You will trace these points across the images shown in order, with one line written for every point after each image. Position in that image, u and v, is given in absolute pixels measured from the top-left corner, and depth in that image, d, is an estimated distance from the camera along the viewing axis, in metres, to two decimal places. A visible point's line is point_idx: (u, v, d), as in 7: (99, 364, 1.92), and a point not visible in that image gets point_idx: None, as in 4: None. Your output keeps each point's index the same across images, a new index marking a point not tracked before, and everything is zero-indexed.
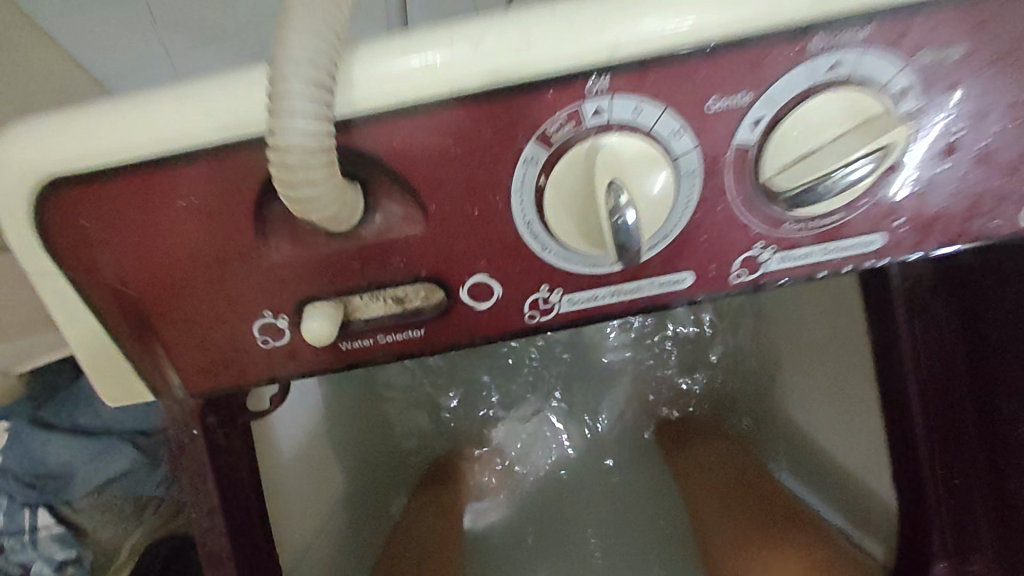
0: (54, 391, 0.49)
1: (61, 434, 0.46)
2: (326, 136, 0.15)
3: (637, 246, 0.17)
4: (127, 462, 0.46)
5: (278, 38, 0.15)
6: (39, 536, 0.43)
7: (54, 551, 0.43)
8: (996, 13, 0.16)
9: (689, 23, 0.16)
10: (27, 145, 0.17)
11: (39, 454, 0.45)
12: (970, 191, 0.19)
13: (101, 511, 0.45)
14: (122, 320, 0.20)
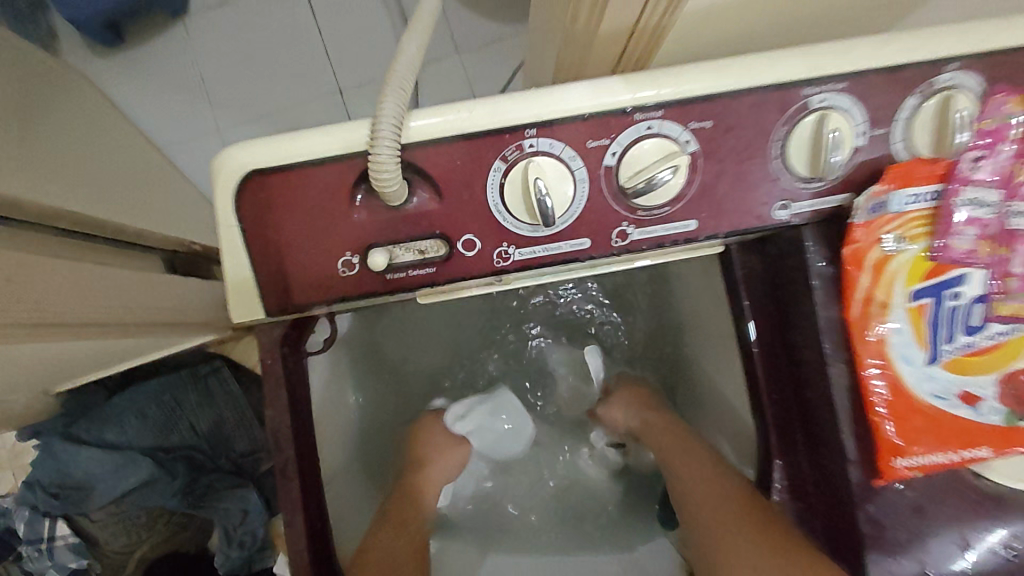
0: (80, 412, 0.91)
1: (80, 452, 0.89)
2: (396, 149, 0.31)
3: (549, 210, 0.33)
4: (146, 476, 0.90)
5: (377, 102, 0.31)
6: (56, 540, 0.89)
7: (64, 553, 0.89)
8: (724, 105, 0.33)
9: (575, 103, 0.32)
10: (235, 154, 0.33)
11: (65, 468, 0.89)
12: (736, 197, 0.35)
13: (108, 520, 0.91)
14: (262, 256, 0.35)
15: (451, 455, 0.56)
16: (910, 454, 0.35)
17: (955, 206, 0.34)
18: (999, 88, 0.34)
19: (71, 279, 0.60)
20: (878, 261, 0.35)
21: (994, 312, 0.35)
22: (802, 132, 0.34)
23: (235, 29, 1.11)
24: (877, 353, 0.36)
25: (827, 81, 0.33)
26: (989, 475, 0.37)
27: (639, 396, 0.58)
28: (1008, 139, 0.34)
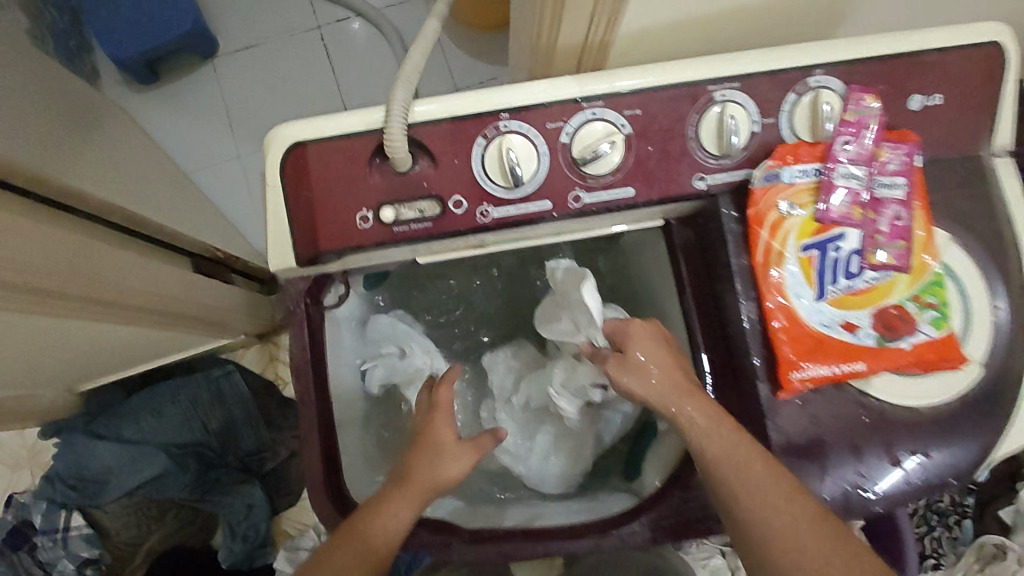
0: (96, 409, 1.10)
1: (86, 446, 1.05)
2: (404, 122, 0.42)
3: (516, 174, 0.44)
4: (160, 472, 1.06)
5: (391, 89, 0.43)
6: (69, 530, 1.05)
7: (81, 542, 1.05)
8: (648, 98, 0.45)
9: (537, 96, 0.44)
10: (283, 132, 0.45)
11: (76, 459, 1.05)
12: (664, 170, 0.46)
13: (124, 514, 1.08)
14: (296, 211, 0.46)
15: (436, 463, 0.48)
16: (806, 370, 0.45)
17: (830, 179, 0.45)
18: (856, 90, 0.45)
19: (109, 263, 0.71)
20: (775, 220, 0.46)
21: (867, 261, 0.46)
22: (709, 118, 0.45)
23: (257, 69, 1.25)
24: (777, 292, 0.46)
25: (724, 81, 0.45)
26: (874, 393, 0.47)
27: (661, 364, 0.48)
28: (867, 130, 0.45)
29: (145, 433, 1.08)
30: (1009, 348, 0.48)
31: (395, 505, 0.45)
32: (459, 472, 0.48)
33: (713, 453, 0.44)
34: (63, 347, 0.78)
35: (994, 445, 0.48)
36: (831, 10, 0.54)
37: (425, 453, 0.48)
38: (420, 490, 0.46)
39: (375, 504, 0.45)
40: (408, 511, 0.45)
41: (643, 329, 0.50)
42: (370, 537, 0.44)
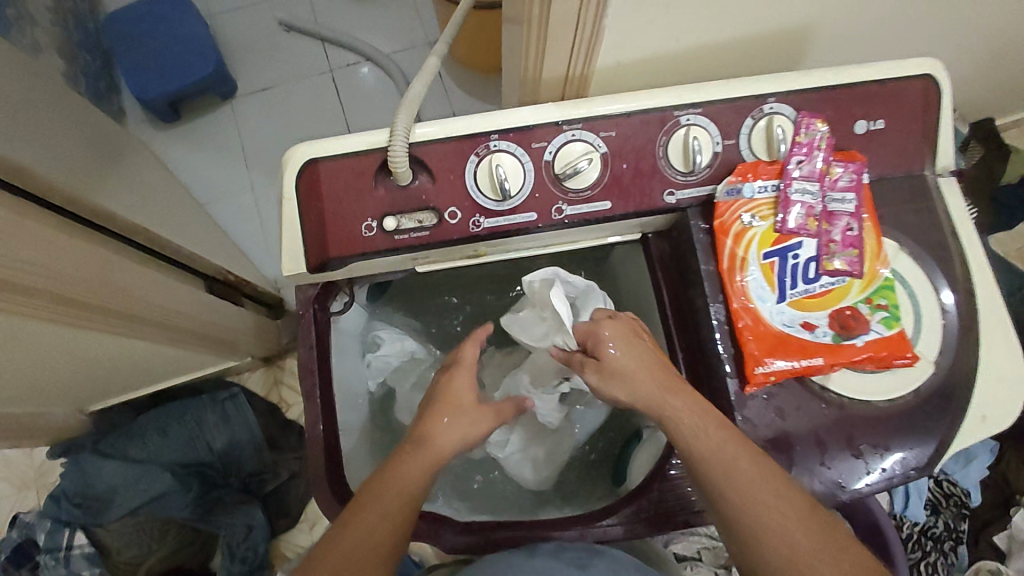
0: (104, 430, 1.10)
1: (94, 463, 1.05)
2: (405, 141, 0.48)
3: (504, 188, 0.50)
4: (165, 488, 1.05)
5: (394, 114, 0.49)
6: (72, 550, 1.03)
7: (83, 562, 1.02)
8: (621, 123, 0.51)
9: (522, 120, 0.51)
10: (298, 150, 0.51)
11: (84, 476, 1.05)
12: (636, 185, 0.52)
13: (127, 534, 1.05)
14: (309, 220, 0.51)
15: (448, 424, 0.51)
16: (770, 364, 0.49)
17: (788, 193, 0.50)
18: (806, 115, 0.51)
19: (132, 279, 0.77)
20: (738, 230, 0.51)
21: (823, 267, 0.50)
22: (676, 139, 0.51)
23: (272, 108, 1.34)
24: (741, 294, 0.51)
25: (689, 107, 0.51)
26: (832, 388, 0.51)
27: (638, 362, 0.50)
28: (817, 150, 0.51)
29: (152, 450, 1.08)
30: (958, 350, 0.52)
31: (411, 466, 0.48)
32: (474, 430, 0.52)
33: (702, 455, 0.45)
34: (83, 363, 0.83)
35: (949, 439, 0.51)
36: (786, 48, 0.60)
37: (440, 415, 0.52)
38: (435, 451, 0.49)
39: (389, 470, 0.48)
40: (424, 469, 0.48)
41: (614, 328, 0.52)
42: (386, 502, 0.46)
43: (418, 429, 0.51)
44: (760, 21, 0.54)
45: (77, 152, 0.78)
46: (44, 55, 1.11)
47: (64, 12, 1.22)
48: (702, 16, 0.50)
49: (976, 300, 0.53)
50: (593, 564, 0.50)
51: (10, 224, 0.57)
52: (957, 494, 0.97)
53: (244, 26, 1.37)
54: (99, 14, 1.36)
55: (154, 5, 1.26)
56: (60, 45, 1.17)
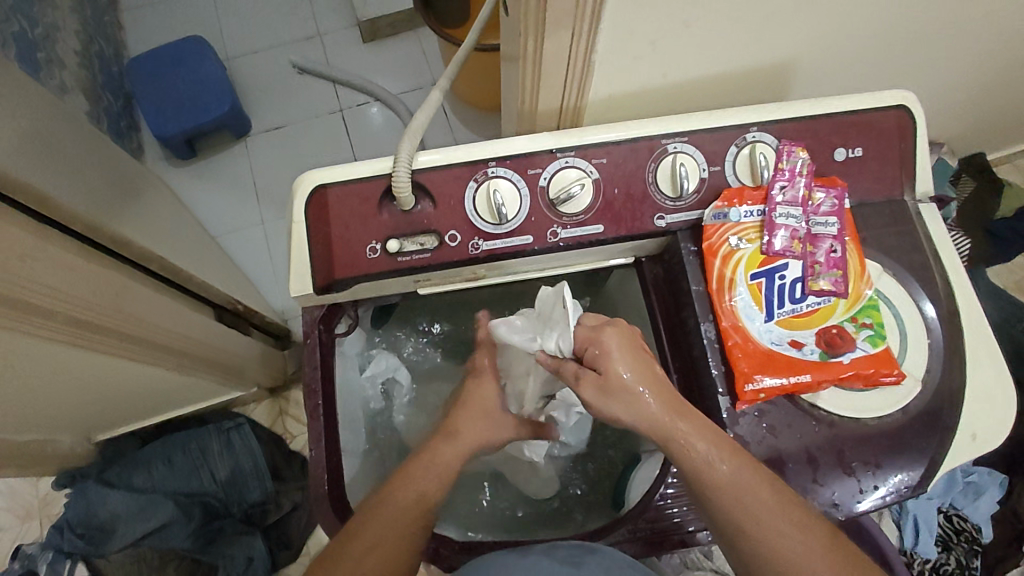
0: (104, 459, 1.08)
1: (96, 492, 1.02)
2: (409, 168, 0.52)
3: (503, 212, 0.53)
4: (167, 518, 1.04)
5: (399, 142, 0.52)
6: None
7: None
8: (612, 151, 0.54)
9: (519, 148, 0.54)
10: (308, 178, 0.54)
11: (85, 507, 1.01)
12: (627, 210, 0.55)
13: (126, 566, 1.01)
14: (316, 244, 0.54)
15: (475, 423, 0.56)
16: (761, 380, 0.50)
17: (773, 217, 0.53)
18: (787, 144, 0.55)
19: (145, 305, 0.79)
20: (726, 252, 0.53)
21: (809, 287, 0.52)
22: (664, 165, 0.54)
23: (283, 146, 1.39)
24: (731, 313, 0.52)
25: (675, 136, 0.55)
26: (824, 406, 0.51)
27: (644, 375, 0.47)
28: (799, 175, 0.54)
29: (155, 478, 1.07)
30: (944, 368, 0.53)
31: (445, 454, 0.52)
32: (496, 430, 0.57)
33: (706, 475, 0.45)
34: (94, 389, 0.85)
35: (940, 458, 0.51)
36: (768, 83, 0.64)
37: (470, 413, 0.56)
38: (467, 442, 0.54)
39: (425, 456, 0.52)
40: (454, 459, 0.52)
41: (619, 336, 0.48)
42: (419, 487, 0.49)
43: (449, 424, 0.55)
44: (740, 58, 0.57)
45: (98, 185, 0.83)
46: (70, 96, 1.17)
47: (90, 57, 1.29)
48: (685, 54, 0.54)
49: (960, 320, 0.54)
50: (585, 561, 0.50)
51: (34, 249, 0.60)
52: (969, 530, 0.95)
53: (259, 69, 1.44)
54: (123, 59, 1.43)
55: (175, 50, 1.33)
56: (85, 87, 1.23)
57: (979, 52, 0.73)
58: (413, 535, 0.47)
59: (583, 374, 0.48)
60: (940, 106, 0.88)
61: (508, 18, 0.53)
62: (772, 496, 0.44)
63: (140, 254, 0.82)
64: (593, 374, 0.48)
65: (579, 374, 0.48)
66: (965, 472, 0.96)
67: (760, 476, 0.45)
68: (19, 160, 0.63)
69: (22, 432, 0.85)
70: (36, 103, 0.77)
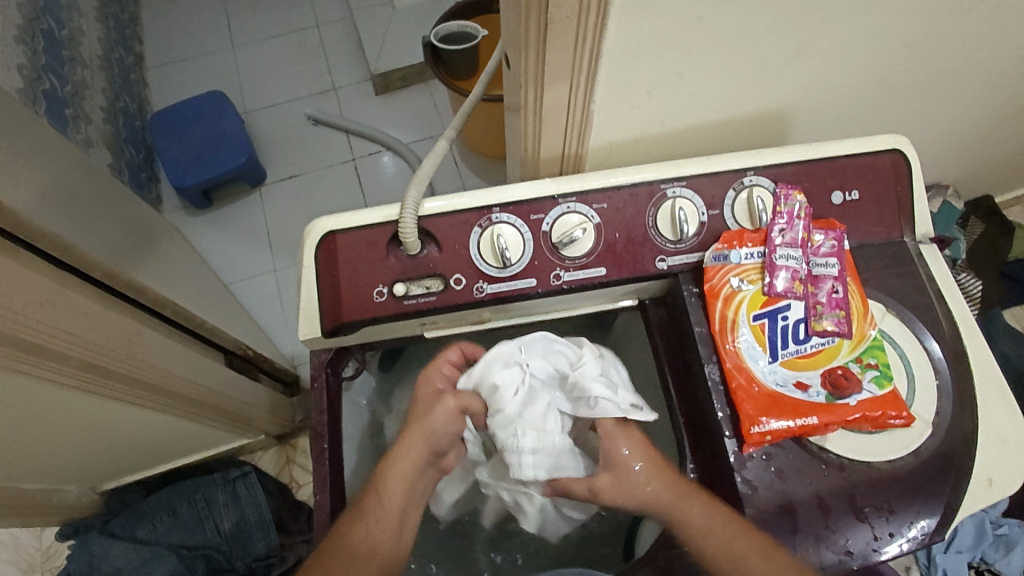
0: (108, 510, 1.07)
1: (104, 543, 0.99)
2: (415, 213, 0.53)
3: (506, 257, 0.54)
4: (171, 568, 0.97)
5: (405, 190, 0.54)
6: None
7: None
8: (613, 196, 0.56)
9: (522, 194, 0.55)
10: (317, 225, 0.56)
11: (91, 560, 0.98)
12: (630, 253, 0.56)
13: None
14: (324, 289, 0.55)
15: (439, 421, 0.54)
16: (768, 422, 0.49)
17: (773, 259, 0.54)
18: (784, 187, 0.56)
19: (158, 350, 0.80)
20: (728, 293, 0.54)
21: (813, 328, 0.52)
22: (664, 209, 0.56)
23: (297, 195, 1.43)
24: (734, 354, 0.52)
25: (674, 181, 0.56)
26: (832, 448, 0.50)
27: (655, 478, 0.52)
28: (797, 218, 0.55)
29: (159, 530, 1.02)
30: (954, 411, 0.52)
31: (401, 467, 0.52)
32: (451, 413, 0.54)
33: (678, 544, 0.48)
34: (101, 437, 0.86)
35: (954, 505, 0.50)
36: (764, 131, 0.66)
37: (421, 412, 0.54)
38: (419, 442, 0.53)
39: (385, 472, 0.52)
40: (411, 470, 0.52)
41: (630, 439, 0.54)
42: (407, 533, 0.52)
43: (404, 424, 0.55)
44: (736, 107, 0.60)
45: (118, 234, 0.86)
46: (94, 149, 1.22)
47: (116, 112, 1.35)
48: (680, 103, 0.56)
49: (967, 361, 0.54)
50: None
51: (51, 296, 0.62)
52: None
53: (276, 122, 1.50)
54: (147, 113, 1.50)
55: (196, 105, 1.39)
56: (109, 140, 1.29)
57: (973, 98, 0.75)
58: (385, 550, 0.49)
59: (596, 485, 0.53)
60: (939, 150, 0.89)
61: (510, 71, 0.55)
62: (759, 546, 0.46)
63: (157, 300, 0.84)
64: (604, 481, 0.53)
65: (595, 488, 0.53)
66: (993, 523, 0.92)
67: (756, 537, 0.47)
68: (42, 211, 0.65)
69: (27, 479, 0.85)
70: (62, 157, 0.81)
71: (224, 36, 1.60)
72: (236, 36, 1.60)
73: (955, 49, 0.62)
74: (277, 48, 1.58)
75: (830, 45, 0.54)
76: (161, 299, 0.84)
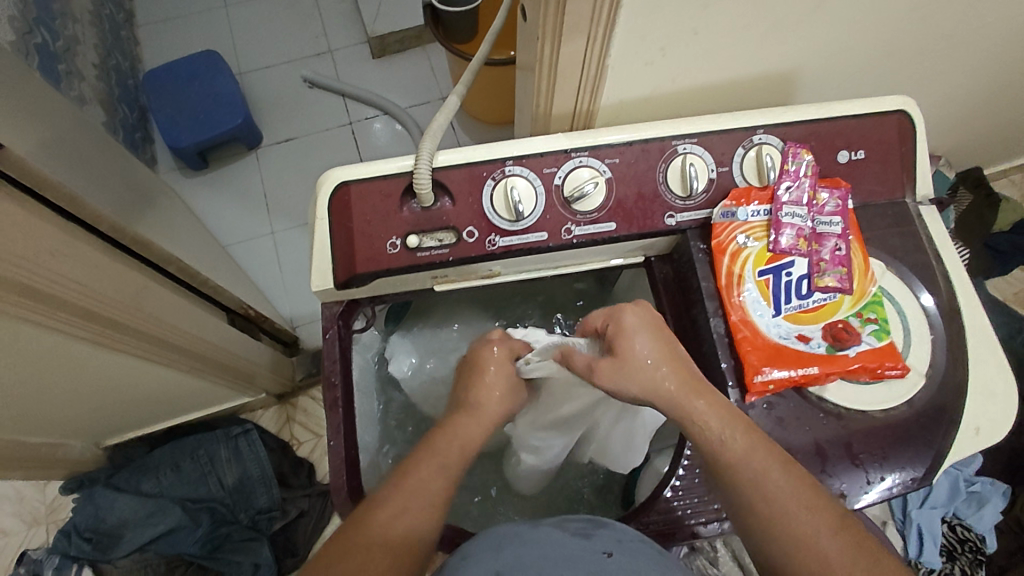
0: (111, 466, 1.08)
1: (106, 495, 1.02)
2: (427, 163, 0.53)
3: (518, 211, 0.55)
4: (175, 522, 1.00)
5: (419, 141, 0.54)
6: None
7: None
8: (624, 152, 0.56)
9: (533, 147, 0.56)
10: (330, 175, 0.56)
11: (96, 513, 1.01)
12: (639, 209, 0.57)
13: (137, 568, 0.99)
14: (337, 242, 0.56)
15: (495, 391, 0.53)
16: (769, 372, 0.51)
17: (779, 216, 0.55)
18: (792, 146, 0.57)
19: (164, 304, 0.81)
20: (735, 250, 0.55)
21: (815, 284, 0.54)
22: (674, 165, 0.56)
23: (292, 157, 1.42)
24: (739, 307, 0.54)
25: (684, 138, 0.57)
26: (830, 398, 0.52)
27: (666, 364, 0.49)
28: (803, 177, 0.56)
29: (163, 484, 1.04)
30: (947, 364, 0.54)
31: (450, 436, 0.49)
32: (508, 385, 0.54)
33: None
34: (107, 391, 0.86)
35: (943, 451, 0.52)
36: (773, 91, 0.66)
37: (489, 383, 0.54)
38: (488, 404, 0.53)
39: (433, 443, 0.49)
40: (475, 434, 0.51)
41: (635, 313, 0.51)
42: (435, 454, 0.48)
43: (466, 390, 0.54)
44: (746, 66, 0.60)
45: (118, 189, 0.85)
46: (87, 107, 1.20)
47: (108, 70, 1.32)
48: (693, 60, 0.57)
49: (962, 318, 0.56)
50: (596, 534, 0.46)
51: (61, 244, 0.61)
52: (973, 540, 0.95)
53: (270, 83, 1.48)
54: (139, 72, 1.47)
55: (190, 64, 1.37)
56: (102, 98, 1.26)
57: (974, 65, 0.76)
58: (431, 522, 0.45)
59: (597, 361, 0.51)
60: (937, 118, 0.90)
61: (525, 24, 0.55)
62: (771, 492, 0.44)
63: (161, 256, 0.84)
64: (606, 360, 0.50)
65: (596, 363, 0.51)
66: (968, 481, 0.96)
67: (749, 475, 0.44)
68: (46, 161, 0.65)
69: (31, 433, 0.86)
70: (59, 111, 0.80)
71: None
72: None
73: (962, 13, 0.62)
74: (270, 7, 1.55)
75: (841, 5, 0.54)
76: (162, 254, 0.84)
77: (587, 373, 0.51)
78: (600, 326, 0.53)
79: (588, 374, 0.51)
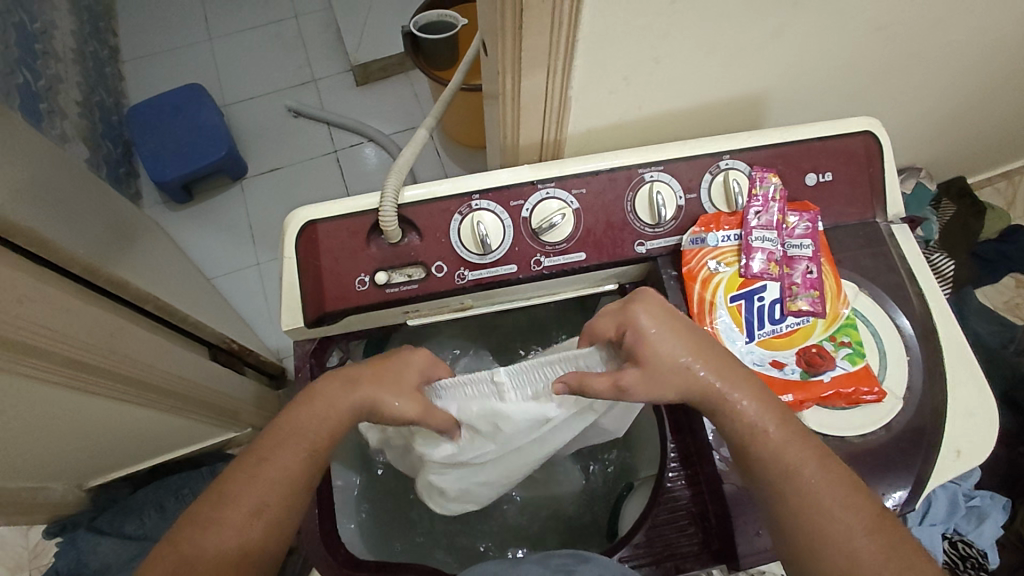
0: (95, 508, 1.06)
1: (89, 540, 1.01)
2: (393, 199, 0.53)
3: (487, 245, 0.55)
4: None
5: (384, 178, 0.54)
6: None
7: None
8: (591, 181, 0.56)
9: (499, 179, 0.56)
10: (297, 215, 0.56)
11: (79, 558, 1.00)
12: (609, 238, 0.56)
13: None
14: (305, 282, 0.55)
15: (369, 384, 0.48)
16: None
17: (749, 241, 0.54)
18: (760, 170, 0.57)
19: (141, 345, 0.80)
20: (705, 276, 0.54)
21: (788, 308, 0.53)
22: (642, 193, 0.56)
23: (277, 187, 1.42)
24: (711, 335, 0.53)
25: (650, 166, 0.57)
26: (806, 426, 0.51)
27: (700, 360, 0.47)
28: (772, 201, 0.56)
29: (147, 525, 1.03)
30: (925, 385, 0.53)
31: (303, 418, 0.46)
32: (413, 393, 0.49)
33: None
34: (89, 433, 0.85)
35: (925, 475, 0.51)
36: (742, 113, 0.66)
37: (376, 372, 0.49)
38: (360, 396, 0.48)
39: (284, 438, 0.46)
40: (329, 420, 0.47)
41: (649, 312, 0.48)
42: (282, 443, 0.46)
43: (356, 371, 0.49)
44: (713, 91, 0.60)
45: (96, 228, 0.85)
46: (70, 144, 1.21)
47: (91, 106, 1.33)
48: (657, 89, 0.57)
49: (938, 338, 0.55)
50: (578, 570, 0.45)
51: (30, 290, 0.61)
52: (975, 556, 0.92)
53: (255, 115, 1.48)
54: (123, 108, 1.48)
55: (173, 98, 1.38)
56: (85, 135, 1.27)
57: (946, 80, 0.76)
58: (277, 514, 0.44)
59: (624, 377, 0.47)
60: (914, 132, 0.91)
61: (488, 59, 0.55)
62: None
63: (136, 296, 0.84)
64: (632, 372, 0.47)
65: (622, 383, 0.47)
66: (967, 496, 0.94)
67: None
68: (19, 205, 0.65)
69: (13, 479, 0.84)
70: (37, 151, 0.80)
71: (200, 28, 1.57)
72: (212, 28, 1.57)
73: (926, 31, 0.63)
74: (253, 40, 1.56)
75: (801, 30, 0.54)
76: (138, 293, 0.84)
77: (617, 394, 0.47)
78: (614, 332, 0.49)
79: (618, 396, 0.47)
